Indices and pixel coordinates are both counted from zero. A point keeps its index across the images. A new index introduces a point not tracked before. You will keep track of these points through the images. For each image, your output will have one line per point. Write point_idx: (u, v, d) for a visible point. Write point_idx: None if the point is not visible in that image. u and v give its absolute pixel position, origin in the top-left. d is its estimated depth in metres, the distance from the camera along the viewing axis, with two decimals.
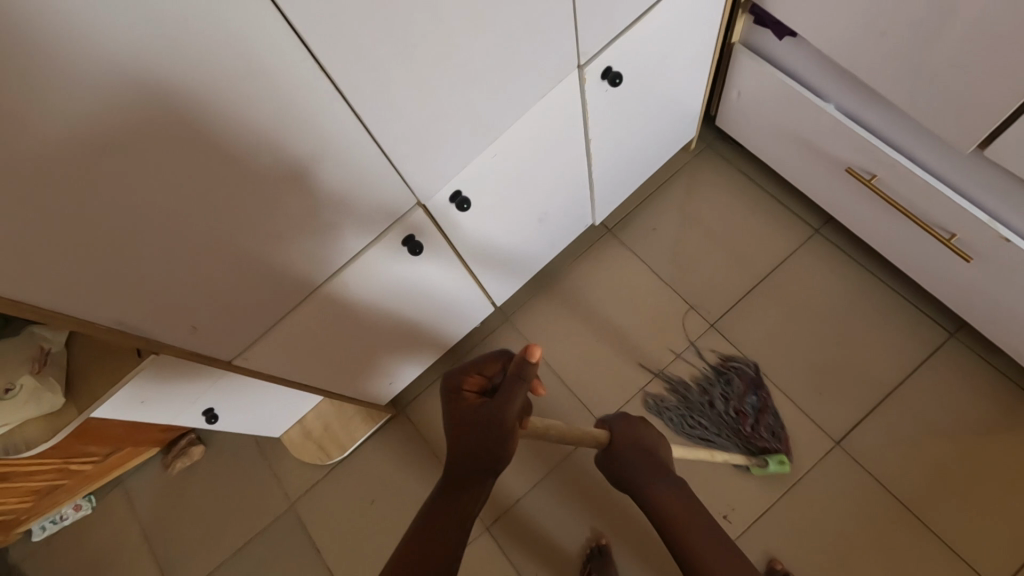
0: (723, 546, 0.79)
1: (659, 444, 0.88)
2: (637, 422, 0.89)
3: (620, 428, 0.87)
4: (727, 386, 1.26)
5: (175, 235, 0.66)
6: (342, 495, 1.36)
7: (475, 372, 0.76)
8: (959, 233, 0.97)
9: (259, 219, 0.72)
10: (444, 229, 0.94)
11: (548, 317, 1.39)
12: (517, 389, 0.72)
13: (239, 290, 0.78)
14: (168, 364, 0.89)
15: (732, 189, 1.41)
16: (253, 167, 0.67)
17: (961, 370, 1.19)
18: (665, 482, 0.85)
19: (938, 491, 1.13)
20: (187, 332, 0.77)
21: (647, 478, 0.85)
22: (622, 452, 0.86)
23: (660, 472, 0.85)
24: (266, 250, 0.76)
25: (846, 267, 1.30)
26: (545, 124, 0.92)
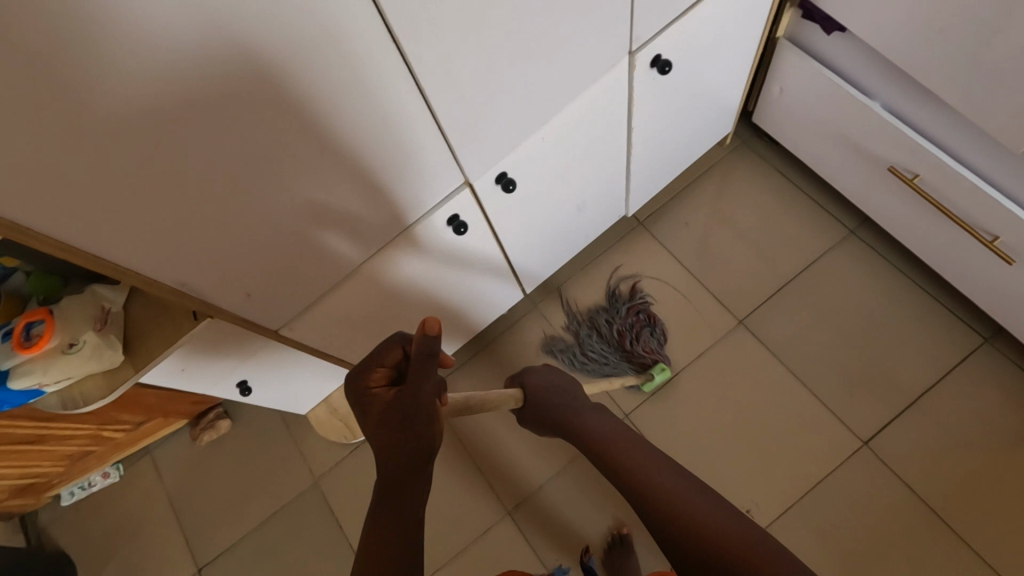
0: (651, 454, 0.82)
1: (569, 381, 1.00)
2: (538, 369, 1.01)
3: (529, 378, 0.99)
4: (611, 313, 1.36)
5: (236, 205, 0.68)
6: (368, 472, 1.37)
7: (378, 365, 0.71)
8: (1004, 236, 0.96)
9: (312, 193, 0.73)
10: (487, 211, 0.94)
11: (576, 306, 1.40)
12: (424, 371, 0.67)
13: (288, 264, 0.79)
14: (212, 332, 0.91)
15: (766, 185, 1.40)
16: (313, 144, 0.68)
17: (996, 377, 1.18)
18: (579, 411, 0.93)
19: (967, 495, 1.13)
20: (241, 299, 0.79)
21: (565, 415, 0.94)
22: (535, 394, 0.96)
23: (575, 410, 0.94)
24: (316, 225, 0.77)
25: (880, 268, 1.29)
26: (592, 109, 0.91)
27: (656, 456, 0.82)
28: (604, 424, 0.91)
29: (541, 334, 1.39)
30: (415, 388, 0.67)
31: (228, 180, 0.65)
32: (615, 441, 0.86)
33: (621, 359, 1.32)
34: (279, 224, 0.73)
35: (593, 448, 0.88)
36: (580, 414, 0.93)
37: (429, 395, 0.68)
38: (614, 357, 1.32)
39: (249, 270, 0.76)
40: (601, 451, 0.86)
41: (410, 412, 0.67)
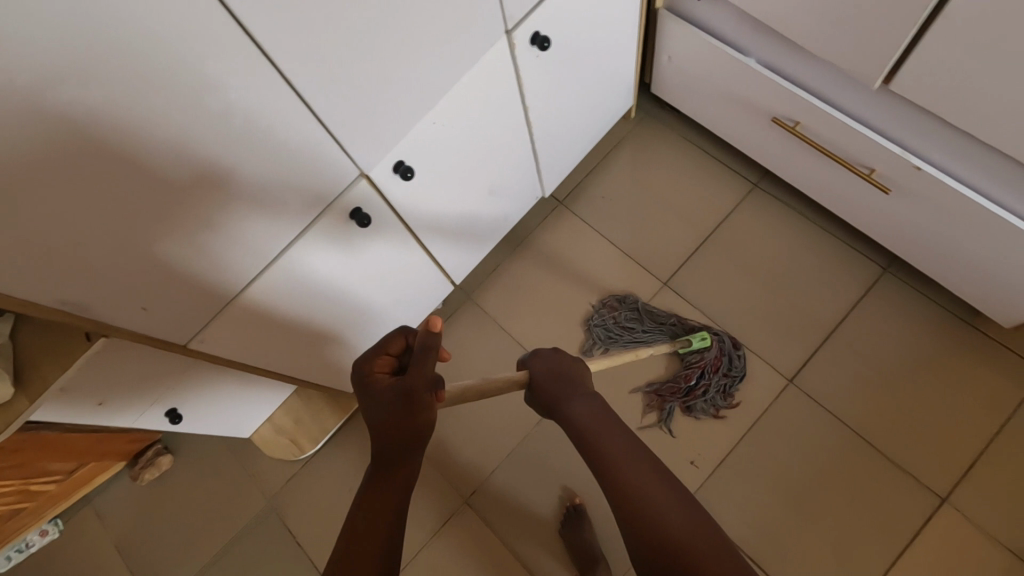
0: (646, 464, 0.74)
1: (583, 371, 0.87)
2: (557, 352, 0.89)
3: (535, 363, 0.88)
4: (724, 387, 1.25)
5: (113, 218, 0.66)
6: (322, 485, 1.36)
7: (382, 352, 0.78)
8: (879, 168, 1.04)
9: (199, 199, 0.73)
10: (390, 201, 0.95)
11: (509, 291, 1.43)
12: (424, 361, 0.76)
13: (185, 272, 0.78)
14: (119, 356, 0.89)
15: (673, 152, 1.47)
16: (185, 147, 0.67)
17: (900, 301, 1.26)
18: (586, 401, 0.83)
19: (886, 415, 1.19)
20: (139, 313, 0.77)
21: (569, 404, 0.83)
22: (541, 379, 0.86)
23: (583, 401, 0.83)
24: (209, 229, 0.76)
25: (785, 217, 1.36)
26: (479, 89, 0.93)
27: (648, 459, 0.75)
28: (616, 421, 0.80)
29: (478, 322, 1.42)
30: (416, 375, 0.75)
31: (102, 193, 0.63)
32: (620, 446, 0.76)
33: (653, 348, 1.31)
34: (169, 232, 0.73)
35: (591, 444, 0.78)
36: (585, 405, 0.82)
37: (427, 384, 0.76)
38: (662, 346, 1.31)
39: (145, 284, 0.75)
40: (600, 453, 0.76)
41: (410, 397, 0.75)
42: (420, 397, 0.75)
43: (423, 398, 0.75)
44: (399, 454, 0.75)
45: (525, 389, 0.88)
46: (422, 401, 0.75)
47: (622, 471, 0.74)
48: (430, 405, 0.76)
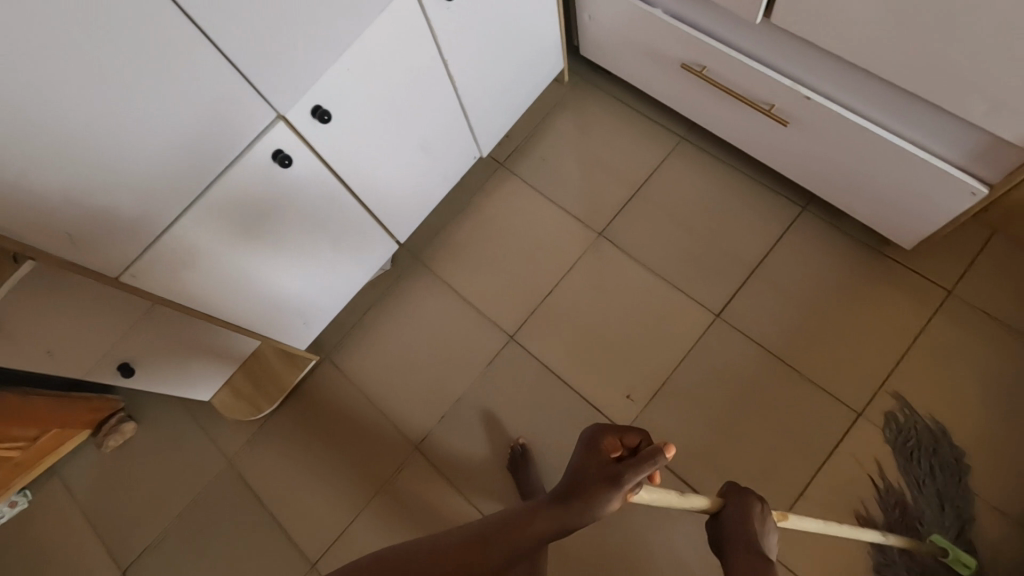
0: None
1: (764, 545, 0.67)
2: (757, 501, 0.71)
3: (733, 504, 0.71)
4: None
5: (27, 141, 0.71)
6: (279, 443, 1.40)
7: (617, 434, 0.69)
8: (777, 103, 1.10)
9: (115, 128, 0.76)
10: (313, 145, 1.00)
11: (455, 250, 1.50)
12: (634, 467, 0.63)
13: (107, 203, 0.82)
14: (57, 289, 0.94)
15: (606, 113, 1.54)
16: (95, 79, 0.71)
17: (817, 238, 1.33)
18: (767, 561, 0.64)
19: (803, 340, 1.27)
20: (63, 241, 0.81)
21: (746, 557, 0.65)
22: (730, 517, 0.70)
23: (761, 561, 0.64)
24: (127, 163, 0.80)
25: (710, 164, 1.44)
26: (393, 40, 0.99)
27: None
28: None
29: (426, 281, 1.48)
30: (626, 471, 0.63)
31: (15, 115, 0.68)
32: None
33: (917, 515, 1.13)
34: (92, 164, 0.77)
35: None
36: (763, 565, 0.64)
37: (616, 490, 0.63)
38: (930, 520, 1.12)
39: (66, 211, 0.79)
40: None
41: (604, 485, 0.63)
42: (600, 483, 0.63)
43: (618, 495, 0.63)
44: (552, 526, 0.64)
45: (711, 515, 0.73)
46: (612, 499, 0.63)
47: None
48: (604, 502, 0.63)
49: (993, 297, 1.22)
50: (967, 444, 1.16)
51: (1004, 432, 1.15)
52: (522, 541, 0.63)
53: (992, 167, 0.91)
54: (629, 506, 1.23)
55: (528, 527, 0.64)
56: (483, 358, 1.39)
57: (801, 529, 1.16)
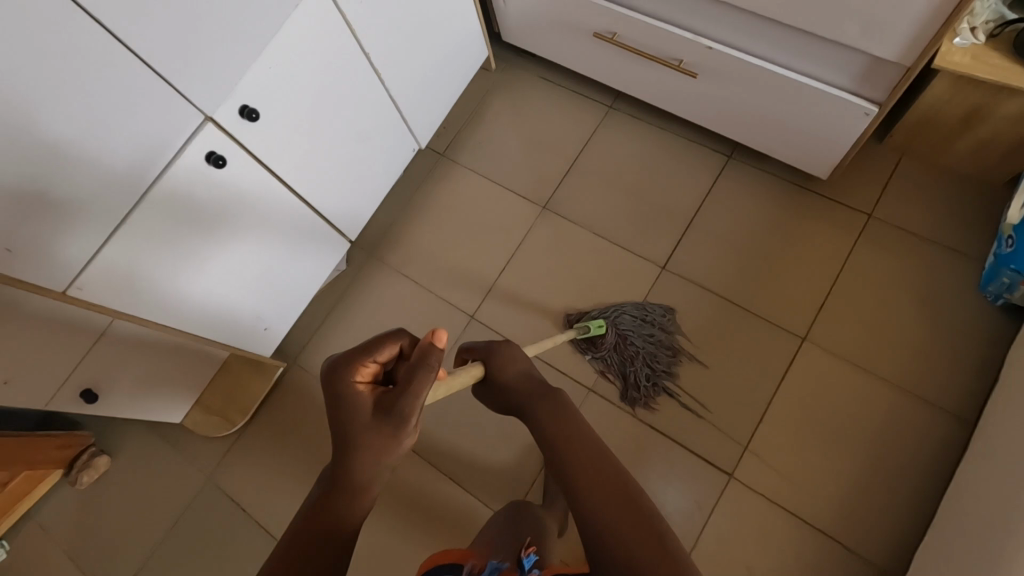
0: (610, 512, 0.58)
1: (535, 376, 0.73)
2: (508, 345, 0.75)
3: (493, 359, 0.73)
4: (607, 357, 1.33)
5: None
6: (257, 452, 1.41)
7: (368, 358, 0.60)
8: (685, 58, 1.17)
9: (38, 136, 0.78)
10: (244, 144, 1.03)
11: (407, 241, 1.53)
12: (420, 384, 0.58)
13: (41, 216, 0.83)
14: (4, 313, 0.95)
15: (535, 93, 1.60)
16: (13, 89, 0.73)
17: (745, 182, 1.41)
18: (549, 390, 0.70)
19: (744, 277, 1.35)
20: (3, 256, 0.82)
21: (531, 398, 0.70)
22: (498, 377, 0.73)
23: (547, 396, 0.69)
24: (57, 173, 0.82)
25: (638, 128, 1.51)
26: (309, 34, 1.03)
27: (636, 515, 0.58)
28: (574, 418, 0.67)
29: (383, 275, 1.51)
30: (403, 394, 0.58)
31: None
32: (580, 442, 0.64)
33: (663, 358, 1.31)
34: (19, 173, 0.79)
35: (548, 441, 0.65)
36: (547, 399, 0.69)
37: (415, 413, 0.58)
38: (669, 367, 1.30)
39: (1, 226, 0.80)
40: (559, 456, 0.63)
41: (388, 426, 0.57)
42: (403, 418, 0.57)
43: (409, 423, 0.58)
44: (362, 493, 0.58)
45: (479, 380, 0.74)
46: (405, 432, 0.58)
47: (578, 471, 0.61)
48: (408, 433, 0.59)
49: (909, 215, 1.32)
50: (904, 350, 1.23)
51: (935, 335, 1.23)
52: (342, 527, 0.57)
53: (877, 87, 1.00)
54: None
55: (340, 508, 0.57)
56: (447, 339, 1.43)
57: (765, 452, 1.22)
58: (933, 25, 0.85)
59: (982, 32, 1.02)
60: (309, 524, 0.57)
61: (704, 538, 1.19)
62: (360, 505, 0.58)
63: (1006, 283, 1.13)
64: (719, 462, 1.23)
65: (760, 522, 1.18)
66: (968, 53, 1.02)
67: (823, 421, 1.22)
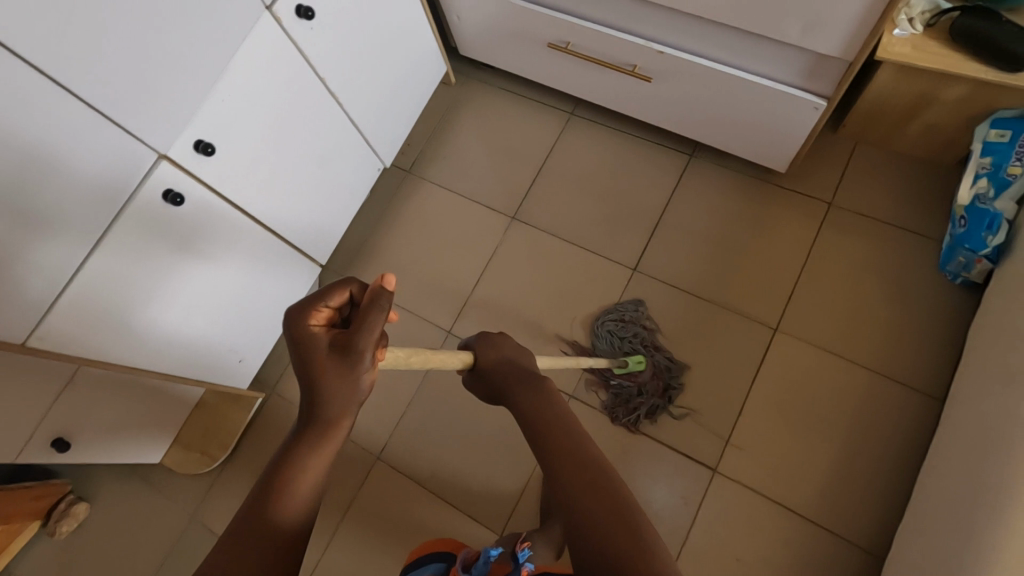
0: (592, 501, 0.55)
1: (525, 363, 0.69)
2: (499, 335, 0.71)
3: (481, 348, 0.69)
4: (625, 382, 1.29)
5: None
6: (241, 486, 1.39)
7: (322, 303, 0.57)
8: (639, 63, 1.19)
9: None
10: (202, 179, 1.03)
11: (378, 261, 1.53)
12: (370, 323, 0.55)
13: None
14: None
15: (496, 104, 1.61)
16: None
17: (707, 179, 1.43)
18: (537, 379, 0.67)
19: (713, 273, 1.37)
20: None
21: (516, 386, 0.66)
22: (484, 364, 0.69)
23: (533, 384, 0.66)
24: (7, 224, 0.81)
25: (601, 133, 1.52)
26: (261, 63, 1.02)
27: (618, 506, 0.54)
28: (560, 407, 0.64)
29: None
30: (354, 335, 0.55)
31: None
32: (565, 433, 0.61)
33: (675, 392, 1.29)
34: None
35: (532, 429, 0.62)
36: (534, 388, 0.66)
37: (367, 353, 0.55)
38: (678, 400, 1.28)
39: None
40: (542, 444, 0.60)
41: (343, 369, 0.55)
42: (357, 359, 0.55)
43: (363, 364, 0.56)
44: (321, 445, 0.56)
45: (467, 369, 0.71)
46: (360, 376, 0.56)
47: (559, 460, 0.58)
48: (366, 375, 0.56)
49: (867, 201, 1.35)
50: (872, 333, 1.26)
51: (900, 316, 1.26)
52: (303, 483, 0.54)
53: (823, 82, 1.03)
54: None
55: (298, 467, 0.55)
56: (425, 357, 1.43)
57: (746, 443, 1.24)
58: (869, 20, 0.87)
59: (919, 22, 1.05)
60: (264, 484, 0.54)
61: (692, 535, 1.20)
62: (320, 460, 0.56)
63: (962, 262, 1.16)
64: (702, 457, 1.24)
65: (745, 513, 1.20)
66: (907, 43, 1.05)
67: (801, 410, 1.24)
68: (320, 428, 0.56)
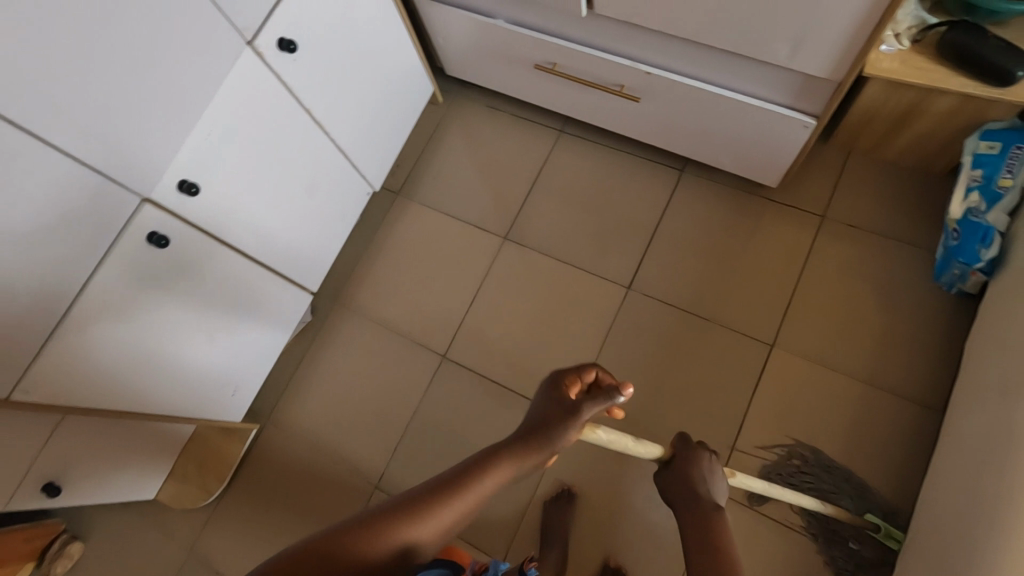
0: None
1: (710, 471, 0.84)
2: (706, 453, 0.86)
3: (680, 450, 0.86)
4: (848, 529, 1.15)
5: None
6: (237, 519, 1.37)
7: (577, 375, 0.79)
8: (627, 83, 1.18)
9: None
10: (187, 219, 1.01)
11: (371, 285, 1.51)
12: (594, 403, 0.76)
13: None
14: None
15: (485, 122, 1.60)
16: None
17: (699, 194, 1.43)
18: (716, 507, 0.79)
19: (708, 289, 1.36)
20: None
21: (687, 485, 0.83)
22: (682, 470, 0.84)
23: (715, 510, 0.79)
24: None
25: (591, 150, 1.51)
26: (243, 98, 1.00)
27: None
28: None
29: (351, 323, 1.49)
30: (583, 407, 0.76)
31: None
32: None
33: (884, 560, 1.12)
34: None
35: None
36: (711, 511, 0.79)
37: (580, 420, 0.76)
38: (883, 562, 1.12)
39: None
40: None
41: (567, 420, 0.75)
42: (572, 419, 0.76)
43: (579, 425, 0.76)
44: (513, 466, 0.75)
45: (663, 464, 0.87)
46: (571, 429, 0.76)
47: None
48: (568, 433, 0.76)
49: (859, 213, 1.34)
50: (868, 347, 1.26)
51: (895, 328, 1.26)
52: (487, 476, 0.74)
53: (812, 100, 1.02)
54: (587, 486, 1.27)
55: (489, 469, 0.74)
56: (421, 382, 1.41)
57: (747, 461, 1.23)
58: (858, 40, 0.87)
59: (905, 39, 1.05)
60: (463, 467, 0.75)
61: None
62: (505, 469, 0.75)
63: (956, 274, 1.16)
64: None
65: (748, 533, 1.19)
66: (895, 58, 1.05)
67: (801, 426, 1.24)
68: (521, 444, 0.76)
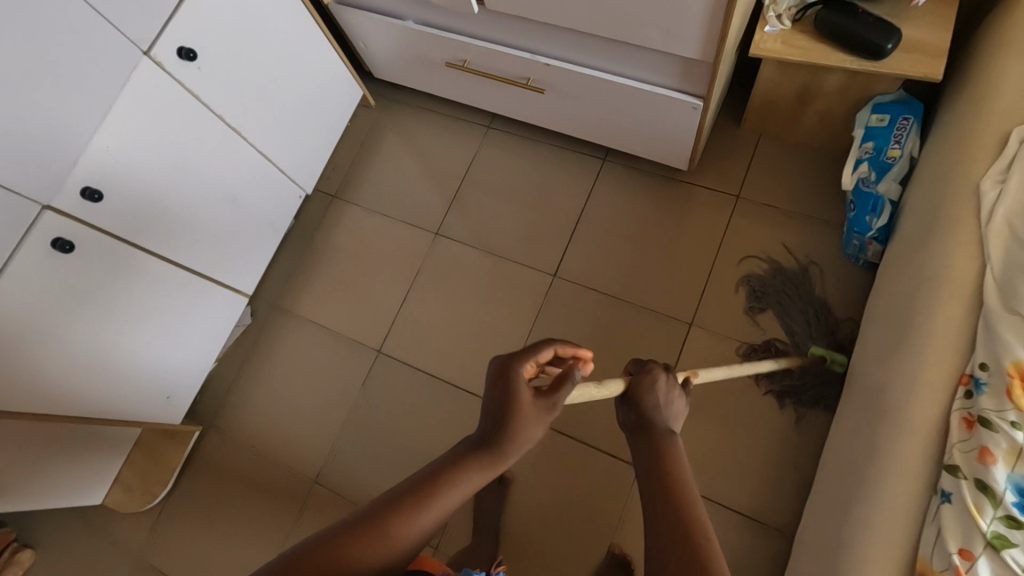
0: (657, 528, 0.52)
1: (672, 398, 0.66)
2: (659, 369, 0.68)
3: (642, 380, 0.66)
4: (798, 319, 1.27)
5: None
6: (182, 520, 1.40)
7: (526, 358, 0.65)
8: (531, 75, 1.22)
9: None
10: (92, 223, 1.05)
11: (308, 285, 1.55)
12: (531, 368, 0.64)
13: None
14: None
15: (415, 123, 1.64)
16: None
17: (620, 182, 1.46)
18: (671, 431, 0.62)
19: (629, 273, 1.39)
20: None
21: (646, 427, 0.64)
22: (638, 399, 0.66)
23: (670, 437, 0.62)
24: None
25: (516, 144, 1.55)
26: (146, 105, 1.04)
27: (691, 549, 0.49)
28: (694, 486, 0.57)
29: (289, 324, 1.53)
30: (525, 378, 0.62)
31: None
32: (688, 502, 0.54)
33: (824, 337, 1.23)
34: None
35: (648, 481, 0.57)
36: (668, 437, 0.62)
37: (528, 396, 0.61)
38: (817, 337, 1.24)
39: None
40: (649, 484, 0.57)
41: (523, 410, 0.60)
42: (523, 407, 0.60)
43: (551, 407, 0.61)
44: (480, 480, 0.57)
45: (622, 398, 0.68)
46: (528, 418, 0.60)
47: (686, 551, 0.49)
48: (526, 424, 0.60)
49: (773, 192, 1.38)
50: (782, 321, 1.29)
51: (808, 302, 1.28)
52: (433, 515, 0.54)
53: (696, 82, 1.06)
54: (516, 470, 1.30)
55: (444, 490, 0.56)
56: (357, 377, 1.45)
57: None
58: (714, 22, 0.90)
59: (786, 18, 1.08)
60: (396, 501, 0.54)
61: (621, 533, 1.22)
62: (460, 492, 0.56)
63: (856, 245, 1.20)
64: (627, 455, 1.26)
65: None
66: (778, 38, 1.08)
67: (721, 401, 1.26)
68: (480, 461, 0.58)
